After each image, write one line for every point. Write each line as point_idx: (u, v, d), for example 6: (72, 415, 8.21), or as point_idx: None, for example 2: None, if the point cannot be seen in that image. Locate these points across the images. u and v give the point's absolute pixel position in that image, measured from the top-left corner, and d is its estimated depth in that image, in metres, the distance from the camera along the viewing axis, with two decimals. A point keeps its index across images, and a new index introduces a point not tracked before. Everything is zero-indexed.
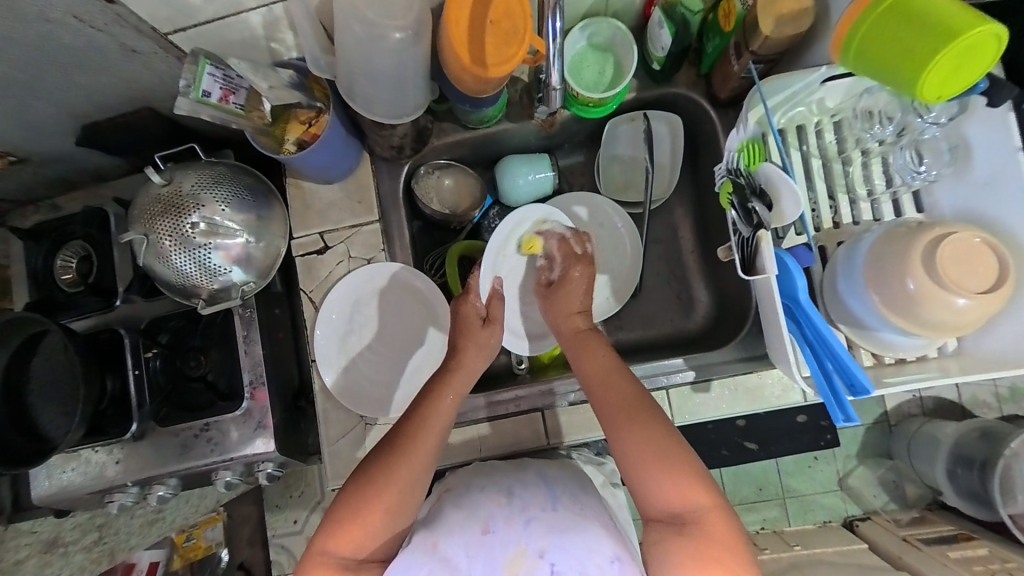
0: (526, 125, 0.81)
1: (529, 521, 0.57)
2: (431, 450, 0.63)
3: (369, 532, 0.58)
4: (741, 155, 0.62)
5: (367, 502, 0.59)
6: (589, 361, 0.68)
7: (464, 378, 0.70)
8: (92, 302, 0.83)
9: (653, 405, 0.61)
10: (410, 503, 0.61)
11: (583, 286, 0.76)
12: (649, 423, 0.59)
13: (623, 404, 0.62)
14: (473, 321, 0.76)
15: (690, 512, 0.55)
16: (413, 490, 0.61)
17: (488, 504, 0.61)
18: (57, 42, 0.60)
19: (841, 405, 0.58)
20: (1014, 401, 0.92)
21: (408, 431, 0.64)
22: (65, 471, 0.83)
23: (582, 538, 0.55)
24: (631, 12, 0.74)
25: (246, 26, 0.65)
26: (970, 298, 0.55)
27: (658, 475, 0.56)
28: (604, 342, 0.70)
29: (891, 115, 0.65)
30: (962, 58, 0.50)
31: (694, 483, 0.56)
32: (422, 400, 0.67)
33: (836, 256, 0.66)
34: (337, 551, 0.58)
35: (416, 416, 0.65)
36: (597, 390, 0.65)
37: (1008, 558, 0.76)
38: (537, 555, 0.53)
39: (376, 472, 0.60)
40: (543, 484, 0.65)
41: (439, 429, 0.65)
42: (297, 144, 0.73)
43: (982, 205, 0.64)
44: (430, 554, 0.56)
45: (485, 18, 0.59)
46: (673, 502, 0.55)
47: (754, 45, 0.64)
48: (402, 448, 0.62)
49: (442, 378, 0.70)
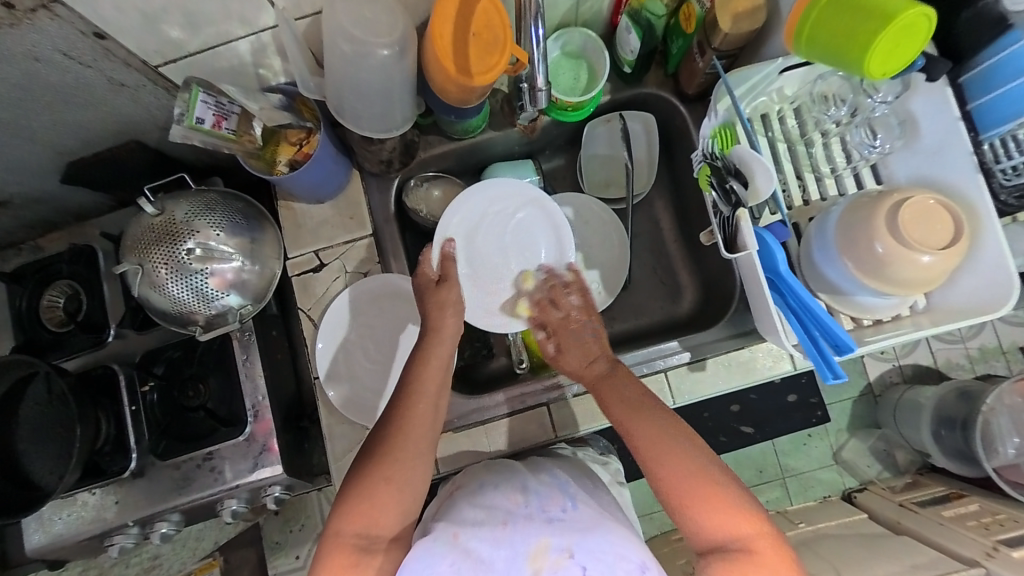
0: (509, 132, 0.85)
1: (550, 518, 0.58)
2: (430, 419, 0.64)
3: (382, 507, 0.59)
4: (715, 140, 0.69)
5: (374, 477, 0.60)
6: (613, 403, 0.64)
7: (447, 351, 0.68)
8: (80, 340, 0.82)
9: (689, 434, 0.60)
10: (417, 474, 0.62)
11: (591, 337, 0.70)
12: (686, 455, 0.58)
13: (649, 425, 0.61)
14: (428, 284, 0.72)
15: (737, 546, 0.54)
16: (423, 459, 0.63)
17: (504, 499, 0.62)
18: (43, 79, 0.61)
19: (830, 365, 0.62)
20: (984, 361, 0.97)
21: (402, 402, 0.64)
22: (58, 519, 0.80)
23: (606, 535, 0.55)
24: (600, 20, 0.80)
25: (235, 53, 0.67)
26: (933, 254, 0.61)
27: (699, 511, 0.56)
28: (627, 377, 0.66)
29: (843, 97, 0.72)
30: (902, 35, 0.56)
31: (741, 517, 0.55)
32: (411, 366, 0.67)
33: (808, 230, 0.71)
34: (349, 528, 0.58)
35: (407, 385, 0.65)
36: (630, 428, 0.62)
37: (997, 510, 0.81)
38: (561, 553, 0.53)
39: (378, 443, 0.62)
40: (559, 483, 0.65)
41: (433, 396, 0.65)
42: (288, 164, 0.75)
43: (933, 170, 0.70)
44: (451, 545, 0.56)
45: (467, 31, 0.62)
46: (721, 535, 0.55)
47: (715, 42, 0.70)
48: (402, 420, 0.63)
49: (423, 347, 0.68)
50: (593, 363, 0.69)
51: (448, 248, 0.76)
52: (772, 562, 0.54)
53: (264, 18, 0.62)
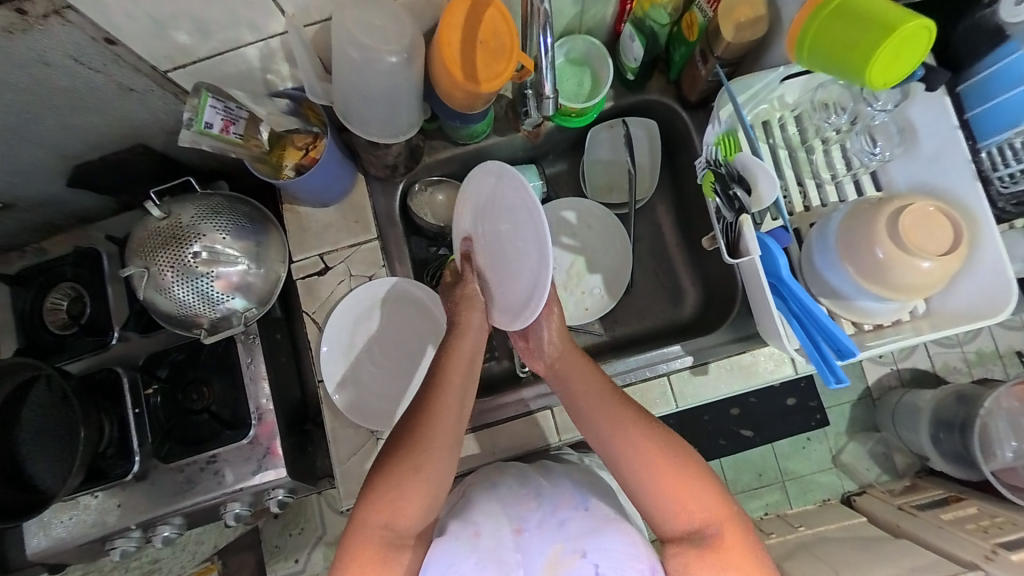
0: (513, 137, 0.85)
1: (562, 521, 0.60)
2: (458, 411, 0.65)
3: (409, 498, 0.60)
4: (719, 147, 0.69)
5: (402, 469, 0.60)
6: (581, 395, 0.66)
7: (473, 345, 0.69)
8: (84, 342, 0.82)
9: (654, 425, 0.63)
10: (444, 465, 0.62)
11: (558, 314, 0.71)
12: (651, 444, 0.61)
13: (614, 422, 0.63)
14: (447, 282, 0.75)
15: (705, 529, 0.57)
16: (450, 451, 0.63)
17: (518, 502, 0.64)
18: (53, 84, 0.61)
19: (831, 369, 0.63)
20: (981, 364, 0.98)
21: (431, 395, 0.65)
22: (59, 522, 0.80)
23: (618, 533, 0.58)
24: (603, 28, 0.81)
25: (243, 59, 0.67)
26: (932, 260, 0.62)
27: (664, 499, 0.59)
28: (593, 366, 0.68)
29: (844, 105, 0.73)
30: (902, 47, 0.57)
31: (704, 501, 0.58)
32: (439, 358, 0.68)
33: (810, 236, 0.72)
34: (376, 519, 0.58)
35: (436, 378, 0.66)
36: (592, 418, 0.64)
37: (996, 514, 0.81)
38: (574, 553, 0.56)
39: (407, 434, 0.63)
40: (571, 484, 0.66)
41: (460, 388, 0.66)
42: (295, 169, 0.76)
43: (931, 177, 0.71)
44: (473, 543, 0.59)
45: (475, 39, 0.63)
46: (684, 520, 0.58)
47: (718, 50, 0.71)
48: (431, 413, 0.63)
49: (449, 341, 0.69)
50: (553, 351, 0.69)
51: (466, 247, 0.71)
52: (739, 545, 0.57)
53: (272, 25, 0.63)
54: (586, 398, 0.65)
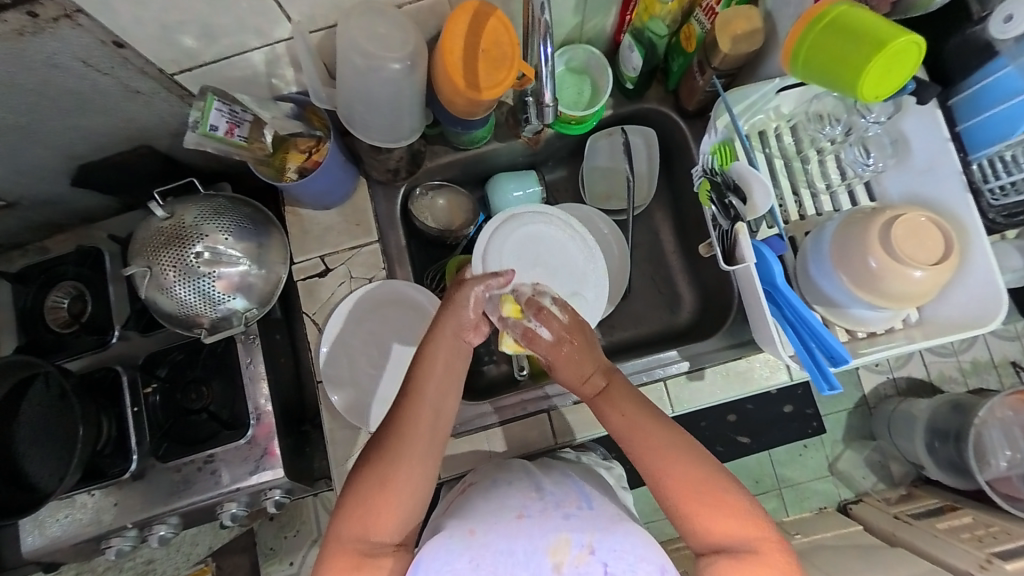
0: (513, 144, 0.87)
1: (567, 514, 0.59)
2: (433, 425, 0.63)
3: (383, 515, 0.59)
4: (714, 156, 0.71)
5: (370, 485, 0.60)
6: (614, 413, 0.64)
7: (450, 354, 0.65)
8: (84, 341, 0.82)
9: (686, 438, 0.62)
10: (417, 481, 0.60)
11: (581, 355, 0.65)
12: (687, 458, 0.60)
13: (650, 440, 0.61)
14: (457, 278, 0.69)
15: (741, 543, 0.57)
16: (424, 464, 0.61)
17: (519, 496, 0.63)
18: (61, 85, 0.62)
19: (825, 376, 0.64)
20: (976, 374, 0.99)
21: (403, 408, 0.63)
22: (55, 521, 0.80)
23: (625, 535, 0.56)
24: (603, 38, 0.82)
25: (248, 64, 0.68)
26: (924, 270, 0.63)
27: (703, 515, 0.58)
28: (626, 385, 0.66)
29: (838, 116, 0.74)
30: (893, 62, 0.59)
31: (740, 516, 0.58)
32: (414, 366, 0.65)
33: (805, 243, 0.73)
34: (351, 533, 0.59)
35: (409, 389, 0.64)
36: (628, 436, 0.62)
37: (991, 523, 0.82)
38: (583, 549, 0.53)
39: (378, 449, 0.61)
40: (574, 486, 0.65)
41: (435, 402, 0.63)
42: (297, 171, 0.76)
43: (924, 188, 0.73)
44: (467, 541, 0.56)
45: (477, 47, 0.64)
46: (721, 535, 0.57)
47: (715, 62, 0.72)
48: (400, 429, 0.62)
49: (424, 348, 0.66)
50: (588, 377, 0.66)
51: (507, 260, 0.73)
52: (774, 558, 0.56)
53: (279, 31, 0.64)
54: (623, 419, 0.63)
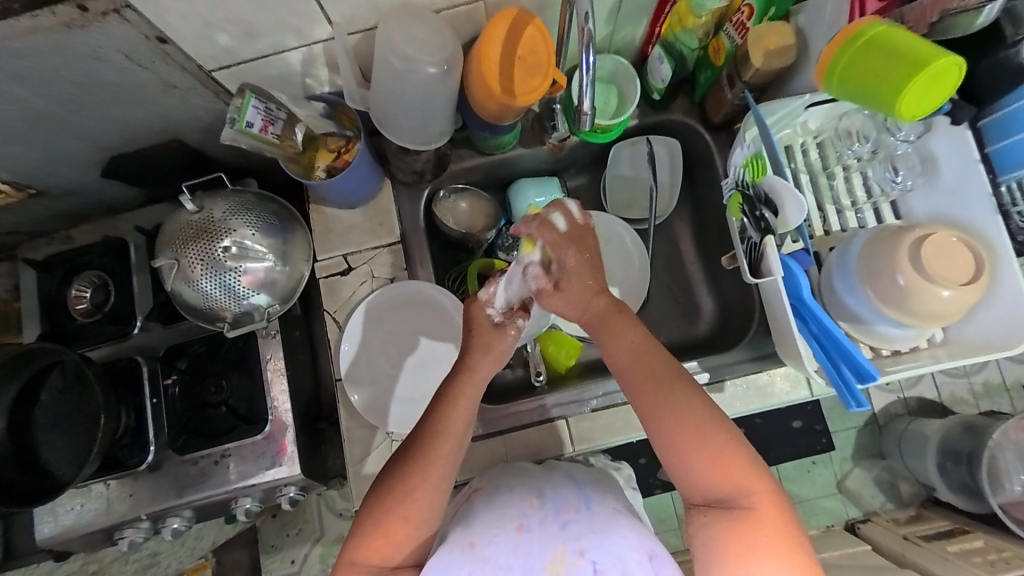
0: (538, 150, 0.87)
1: (566, 523, 0.59)
2: (450, 458, 0.62)
3: (395, 543, 0.60)
4: (747, 169, 0.71)
5: (388, 513, 0.60)
6: (617, 343, 0.61)
7: (475, 392, 0.64)
8: (107, 330, 0.83)
9: (690, 383, 0.59)
10: (433, 512, 0.61)
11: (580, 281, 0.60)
12: (688, 404, 0.57)
13: (654, 384, 0.59)
14: (483, 323, 0.68)
15: (736, 496, 0.55)
16: (440, 497, 0.61)
17: (520, 504, 0.62)
18: (102, 78, 0.63)
19: (853, 393, 0.63)
20: (988, 397, 0.98)
21: (426, 437, 0.62)
22: (70, 509, 0.81)
23: (620, 538, 0.57)
24: (632, 48, 0.83)
25: (285, 63, 0.70)
26: (954, 289, 0.63)
27: (697, 461, 0.56)
28: (632, 317, 0.62)
29: (866, 134, 0.74)
30: (931, 83, 0.59)
31: (740, 470, 0.55)
32: (435, 403, 0.63)
33: (830, 259, 0.73)
34: (366, 560, 0.59)
35: (430, 422, 0.62)
36: (629, 370, 0.60)
37: (1003, 547, 0.81)
38: (577, 554, 0.55)
39: (396, 481, 0.60)
40: (572, 485, 0.66)
41: (457, 436, 0.62)
42: (326, 170, 0.78)
43: (951, 208, 0.73)
44: (467, 555, 0.57)
45: (513, 54, 0.65)
46: (714, 486, 0.56)
47: (745, 75, 0.72)
48: (417, 459, 0.61)
49: (453, 384, 0.64)
50: (595, 300, 0.61)
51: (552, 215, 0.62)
52: (771, 518, 0.54)
53: (318, 32, 0.65)
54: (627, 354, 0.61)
